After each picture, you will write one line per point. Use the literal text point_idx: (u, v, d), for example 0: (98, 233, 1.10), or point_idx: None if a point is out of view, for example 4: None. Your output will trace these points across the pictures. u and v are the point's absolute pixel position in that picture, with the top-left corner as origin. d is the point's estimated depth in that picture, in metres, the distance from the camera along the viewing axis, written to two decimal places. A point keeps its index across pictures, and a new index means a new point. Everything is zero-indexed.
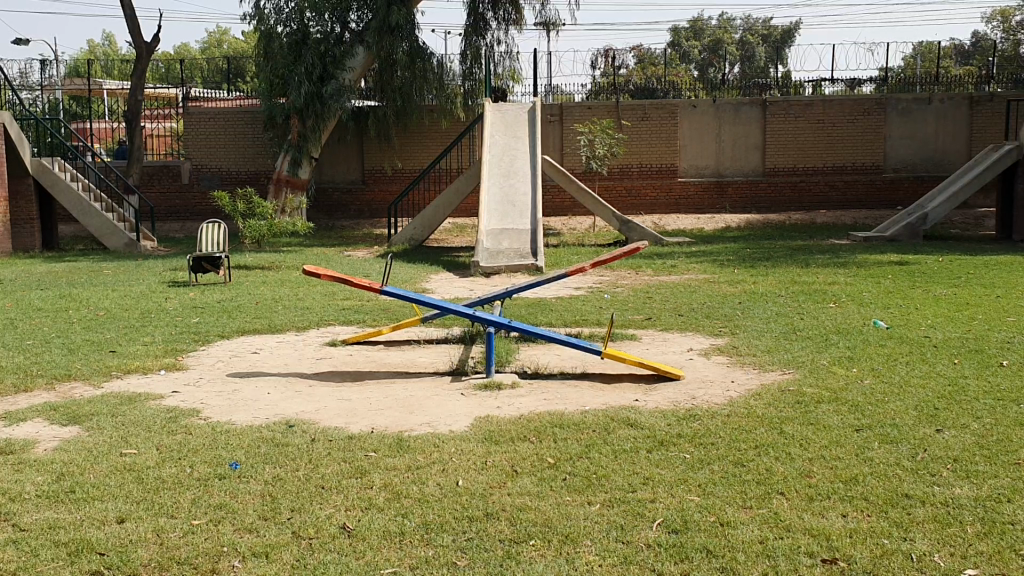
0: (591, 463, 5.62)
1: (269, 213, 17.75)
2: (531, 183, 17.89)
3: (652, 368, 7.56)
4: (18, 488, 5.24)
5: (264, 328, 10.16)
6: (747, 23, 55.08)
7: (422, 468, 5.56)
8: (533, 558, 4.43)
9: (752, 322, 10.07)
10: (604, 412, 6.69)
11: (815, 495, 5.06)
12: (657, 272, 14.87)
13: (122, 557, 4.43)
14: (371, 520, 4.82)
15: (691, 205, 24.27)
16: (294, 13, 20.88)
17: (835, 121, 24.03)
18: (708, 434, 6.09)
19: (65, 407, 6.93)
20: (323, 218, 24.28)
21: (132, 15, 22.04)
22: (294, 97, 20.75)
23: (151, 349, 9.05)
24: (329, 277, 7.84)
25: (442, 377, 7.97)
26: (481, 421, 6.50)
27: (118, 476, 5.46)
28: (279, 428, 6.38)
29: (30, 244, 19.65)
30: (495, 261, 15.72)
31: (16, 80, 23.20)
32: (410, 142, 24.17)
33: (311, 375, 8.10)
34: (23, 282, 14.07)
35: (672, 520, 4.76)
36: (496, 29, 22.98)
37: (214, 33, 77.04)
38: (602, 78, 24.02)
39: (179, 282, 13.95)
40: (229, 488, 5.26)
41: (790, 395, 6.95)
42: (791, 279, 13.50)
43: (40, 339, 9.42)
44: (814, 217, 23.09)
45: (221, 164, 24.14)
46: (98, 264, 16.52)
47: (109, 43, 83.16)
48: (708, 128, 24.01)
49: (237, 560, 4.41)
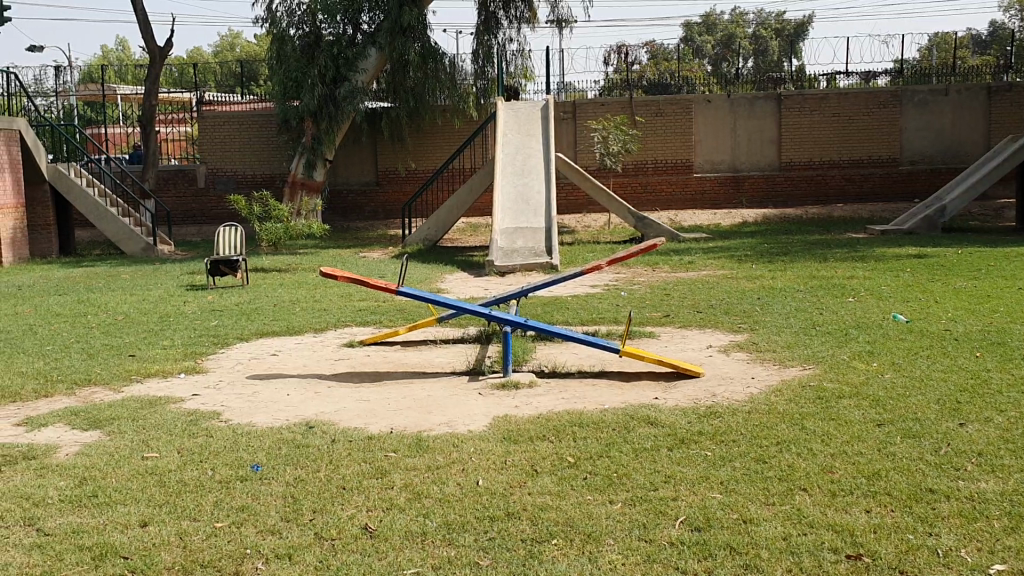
0: (612, 462, 5.60)
1: (285, 216, 17.69)
2: (546, 181, 17.84)
3: (671, 365, 7.54)
4: (42, 493, 5.27)
5: (282, 330, 10.21)
6: (760, 17, 54.50)
7: (441, 468, 5.56)
8: (556, 557, 4.40)
9: (772, 318, 10.01)
10: (624, 411, 6.64)
11: (839, 491, 5.03)
12: (675, 268, 14.82)
13: (147, 561, 4.45)
14: (393, 520, 4.82)
15: (708, 200, 24.18)
16: (306, 15, 21.13)
17: (850, 113, 23.87)
18: (730, 431, 6.05)
19: (86, 412, 6.96)
20: (338, 219, 24.35)
21: (144, 20, 22.13)
22: (308, 100, 20.86)
23: (171, 352, 9.10)
24: (345, 279, 7.74)
25: (458, 377, 7.95)
26: (500, 420, 6.50)
27: (140, 480, 5.48)
28: (300, 429, 6.40)
29: (48, 250, 19.83)
30: (509, 260, 15.68)
31: (31, 87, 23.40)
32: (424, 143, 24.19)
33: (331, 376, 8.11)
34: (41, 288, 14.14)
35: (695, 518, 4.74)
36: (508, 27, 23.02)
37: (227, 37, 77.81)
38: (615, 73, 24.00)
39: (196, 285, 14.04)
40: (251, 490, 5.28)
41: (811, 391, 6.89)
42: (810, 273, 13.40)
43: (61, 345, 9.49)
44: (830, 211, 22.92)
45: (236, 167, 24.22)
46: (115, 269, 16.62)
47: (122, 48, 83.94)
48: (723, 122, 23.88)
49: (260, 562, 4.42)
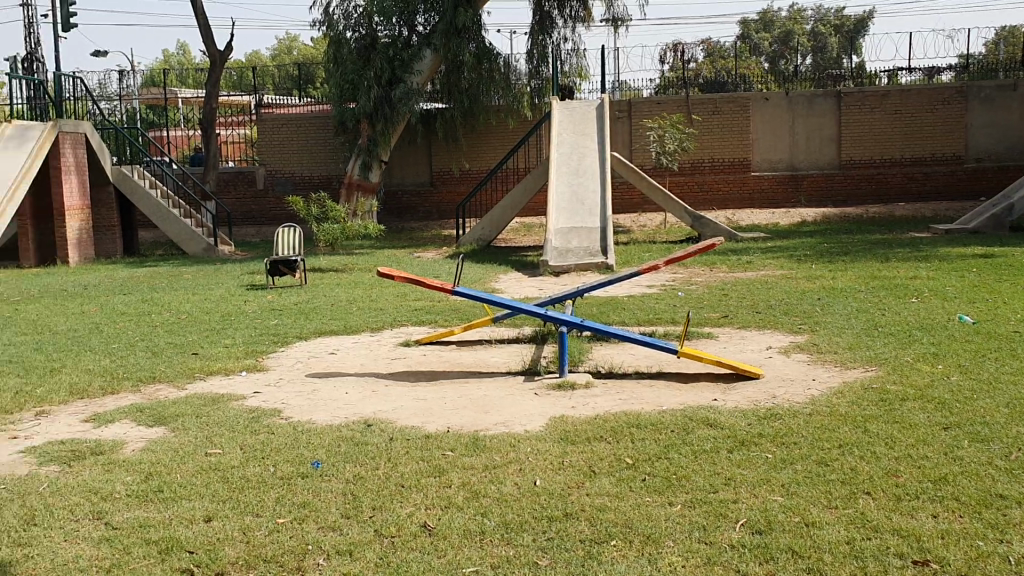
0: (670, 463, 5.55)
1: (342, 217, 17.87)
2: (601, 181, 17.77)
3: (730, 367, 7.46)
4: (110, 488, 5.39)
5: (340, 329, 10.32)
6: (818, 13, 53.66)
7: (499, 468, 5.56)
8: (615, 559, 4.39)
9: (833, 319, 9.85)
10: (682, 412, 6.58)
11: (904, 495, 4.93)
12: (732, 268, 14.65)
13: (211, 555, 4.52)
14: (452, 519, 4.84)
15: (766, 199, 23.87)
16: (362, 18, 21.24)
17: (913, 110, 23.38)
18: (791, 433, 5.97)
19: (150, 409, 7.11)
20: (394, 219, 24.54)
21: (205, 25, 22.57)
22: (364, 102, 21.03)
23: (232, 350, 9.25)
24: (401, 279, 7.79)
25: (514, 377, 7.95)
26: (556, 421, 6.49)
27: (204, 475, 5.58)
28: (358, 428, 6.46)
29: (112, 250, 20.31)
30: (564, 260, 15.65)
31: (95, 91, 23.99)
32: (479, 143, 24.25)
33: (388, 375, 8.17)
34: (106, 288, 14.48)
35: (756, 521, 4.68)
36: (562, 26, 22.99)
37: (285, 41, 78.97)
38: (670, 72, 23.85)
39: (256, 284, 14.26)
40: (312, 487, 5.35)
41: (874, 393, 6.76)
42: (872, 273, 13.15)
43: (127, 343, 9.71)
44: (892, 210, 22.46)
45: (294, 169, 24.57)
46: (178, 269, 16.96)
47: (183, 52, 85.66)
48: (782, 120, 23.57)
49: (321, 558, 4.47)
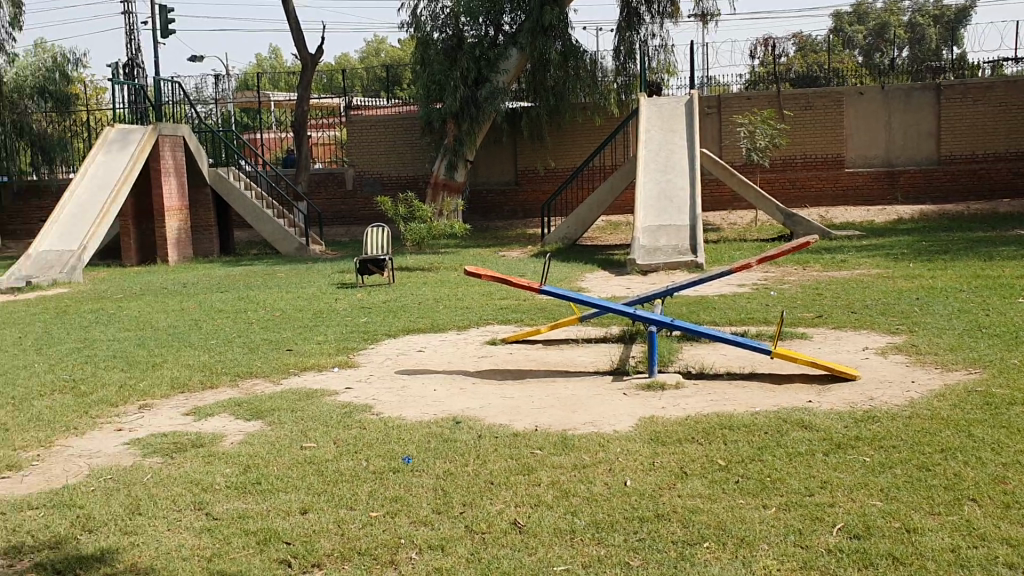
0: (764, 465, 5.45)
1: (429, 216, 18.07)
2: (690, 178, 17.55)
3: (825, 368, 7.29)
4: (210, 479, 5.56)
5: (428, 327, 10.44)
6: (916, 4, 51.99)
7: (588, 467, 5.55)
8: (708, 561, 4.33)
9: (933, 319, 9.52)
10: (776, 414, 6.46)
11: (1012, 502, 4.73)
12: (826, 267, 14.30)
13: (307, 547, 4.63)
14: (542, 517, 4.84)
15: (860, 196, 23.23)
16: (449, 19, 21.62)
17: (1018, 102, 22.46)
18: (890, 436, 5.79)
19: (247, 403, 7.31)
20: (480, 218, 24.70)
21: (297, 29, 23.09)
22: (451, 101, 21.26)
23: (324, 347, 9.44)
24: (489, 277, 7.82)
25: (602, 376, 7.92)
26: (646, 421, 6.44)
27: (299, 468, 5.71)
28: (447, 424, 6.52)
29: (209, 250, 20.92)
30: (651, 259, 15.51)
31: (192, 95, 24.77)
32: (564, 142, 24.22)
33: (476, 373, 8.23)
34: (204, 286, 14.95)
35: (854, 525, 4.56)
36: (650, 22, 22.73)
37: (373, 43, 80.30)
38: (760, 66, 23.46)
39: (346, 283, 14.53)
40: (404, 482, 5.42)
41: (978, 397, 6.51)
42: (975, 272, 12.67)
43: (224, 339, 10.00)
44: (995, 207, 21.61)
45: (382, 169, 24.95)
46: (271, 268, 17.39)
47: (276, 56, 87.87)
48: (877, 115, 22.92)
49: (414, 552, 4.53)
